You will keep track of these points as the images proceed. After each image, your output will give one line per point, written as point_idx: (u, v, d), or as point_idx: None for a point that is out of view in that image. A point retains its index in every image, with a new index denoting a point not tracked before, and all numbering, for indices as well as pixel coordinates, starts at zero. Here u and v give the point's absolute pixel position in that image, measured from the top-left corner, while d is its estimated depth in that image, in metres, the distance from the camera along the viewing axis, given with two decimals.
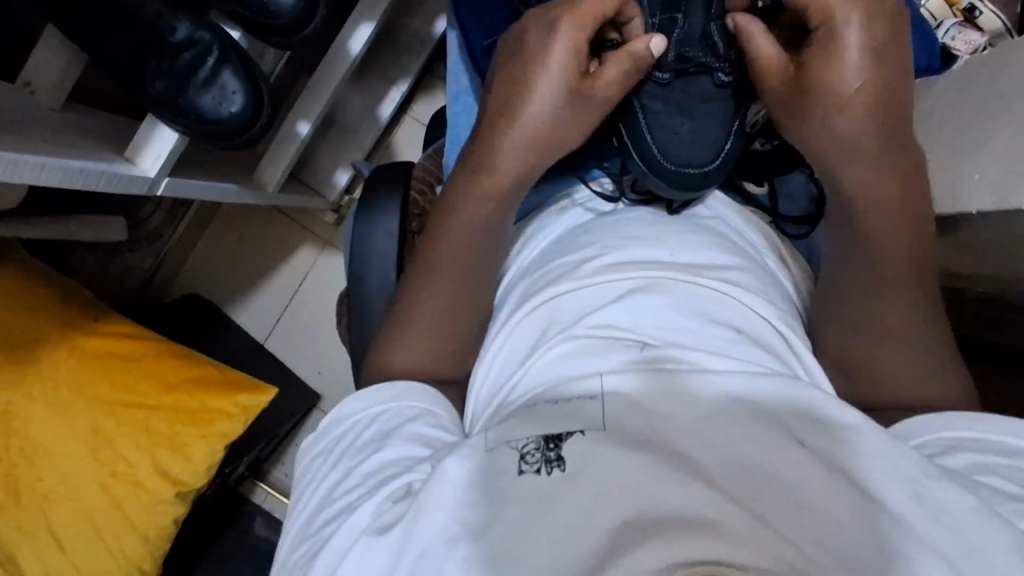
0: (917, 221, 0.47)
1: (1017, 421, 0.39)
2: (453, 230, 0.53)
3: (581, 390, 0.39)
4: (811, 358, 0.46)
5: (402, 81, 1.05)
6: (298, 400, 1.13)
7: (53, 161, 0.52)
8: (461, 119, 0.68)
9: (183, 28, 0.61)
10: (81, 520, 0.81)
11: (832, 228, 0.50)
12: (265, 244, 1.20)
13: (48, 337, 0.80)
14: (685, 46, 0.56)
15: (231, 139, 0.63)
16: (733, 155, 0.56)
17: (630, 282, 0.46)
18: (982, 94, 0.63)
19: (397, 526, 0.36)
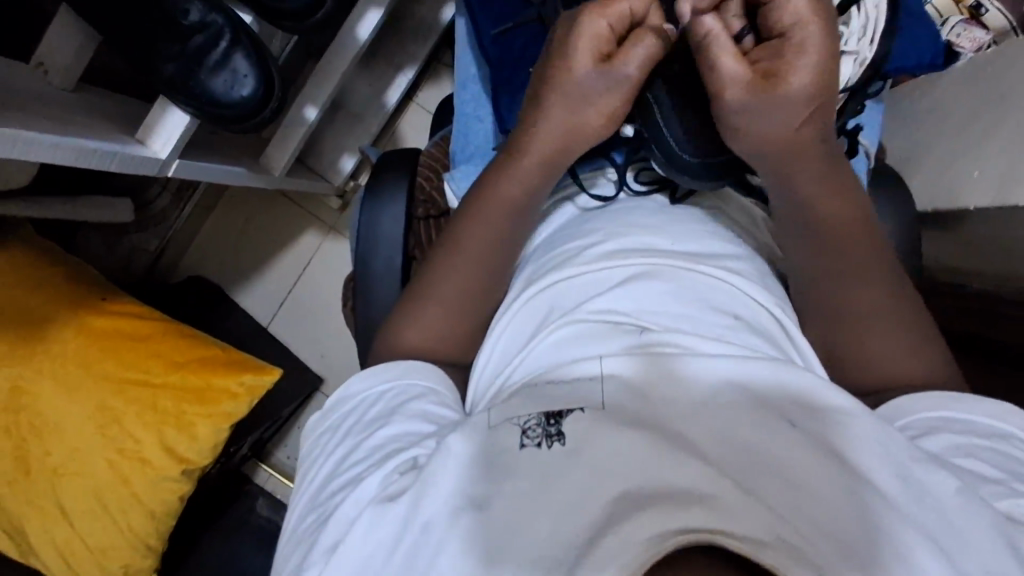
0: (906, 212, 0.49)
1: (994, 407, 0.41)
2: (470, 219, 0.55)
3: (582, 372, 0.41)
4: (806, 344, 0.47)
5: (409, 68, 1.05)
6: (301, 383, 1.14)
7: (68, 141, 0.52)
8: (469, 107, 0.68)
9: (196, 11, 0.62)
10: (88, 495, 0.82)
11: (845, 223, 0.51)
12: (270, 229, 1.20)
13: (57, 316, 0.82)
14: None
15: (245, 120, 0.65)
16: None
17: (631, 270, 0.48)
18: (985, 90, 0.63)
19: (402, 496, 0.37)
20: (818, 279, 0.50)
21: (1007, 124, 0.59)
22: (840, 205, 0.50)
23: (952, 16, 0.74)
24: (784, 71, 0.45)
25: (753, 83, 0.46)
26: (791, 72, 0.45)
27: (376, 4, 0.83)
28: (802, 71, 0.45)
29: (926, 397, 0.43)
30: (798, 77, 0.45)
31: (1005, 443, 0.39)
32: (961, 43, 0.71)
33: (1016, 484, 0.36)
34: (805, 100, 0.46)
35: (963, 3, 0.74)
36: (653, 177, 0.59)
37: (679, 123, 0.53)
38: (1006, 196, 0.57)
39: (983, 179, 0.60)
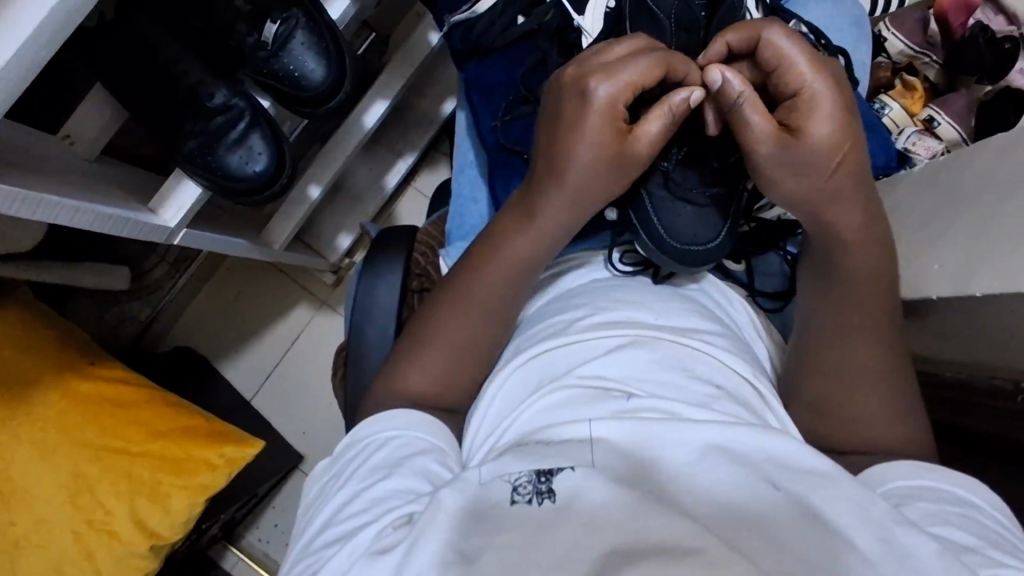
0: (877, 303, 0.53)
1: (961, 476, 0.45)
2: (444, 303, 0.57)
3: (571, 435, 0.42)
4: (778, 414, 0.50)
5: (409, 154, 1.12)
6: (282, 459, 1.13)
7: (87, 206, 0.55)
8: (465, 190, 0.73)
9: (220, 95, 0.67)
10: (48, 570, 0.78)
11: (811, 311, 0.55)
12: (262, 301, 1.22)
13: (43, 378, 0.81)
14: (687, 137, 0.60)
15: (256, 194, 0.69)
16: (732, 234, 0.61)
17: (620, 338, 0.51)
18: (936, 192, 0.69)
19: (395, 551, 0.38)
20: (804, 364, 0.54)
21: (958, 221, 0.65)
22: (826, 294, 0.55)
23: (907, 127, 0.82)
24: (797, 157, 0.51)
25: (770, 139, 0.51)
26: (796, 153, 0.51)
27: (383, 96, 0.91)
28: (823, 121, 0.50)
29: (902, 464, 0.46)
30: (788, 175, 0.52)
31: (974, 509, 0.42)
32: (918, 151, 0.80)
33: (992, 552, 0.38)
34: (833, 146, 0.51)
35: (917, 117, 0.83)
36: (637, 259, 0.64)
37: (666, 215, 0.60)
38: (963, 287, 0.62)
39: (943, 272, 0.65)
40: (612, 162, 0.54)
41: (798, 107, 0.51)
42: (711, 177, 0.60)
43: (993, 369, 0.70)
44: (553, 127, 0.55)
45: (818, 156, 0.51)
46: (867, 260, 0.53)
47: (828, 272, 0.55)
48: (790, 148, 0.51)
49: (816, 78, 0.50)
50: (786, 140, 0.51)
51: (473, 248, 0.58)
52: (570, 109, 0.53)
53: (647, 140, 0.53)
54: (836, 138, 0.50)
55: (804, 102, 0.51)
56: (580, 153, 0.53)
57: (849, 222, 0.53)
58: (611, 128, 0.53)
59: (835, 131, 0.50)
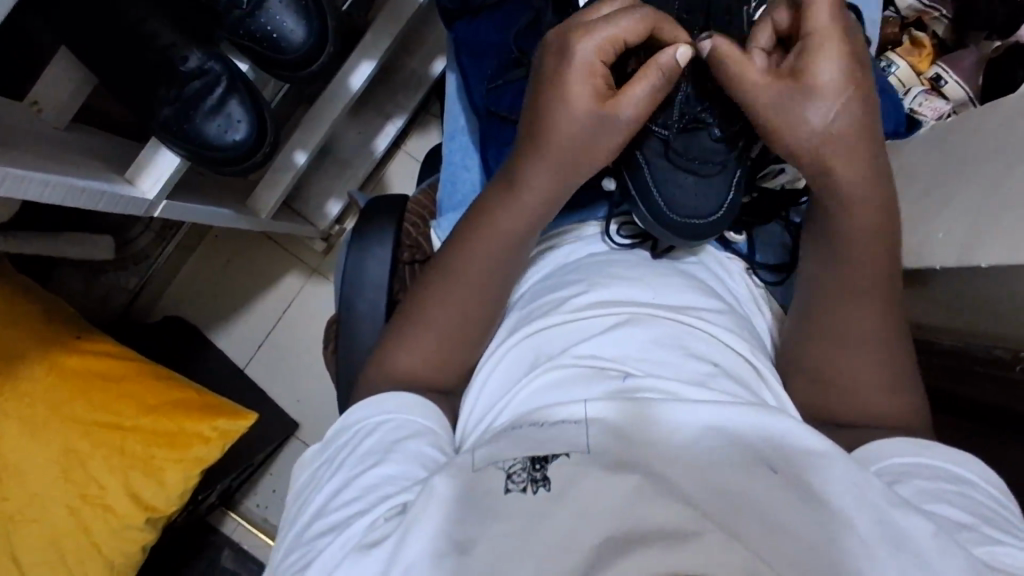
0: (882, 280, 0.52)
1: (958, 452, 0.44)
2: (436, 282, 0.55)
3: (565, 415, 0.41)
4: (776, 393, 0.50)
5: (398, 117, 1.08)
6: (276, 427, 1.12)
7: (57, 180, 0.52)
8: (457, 157, 0.70)
9: (194, 58, 0.64)
10: (45, 544, 0.78)
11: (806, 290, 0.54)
12: (252, 269, 1.20)
13: (28, 353, 0.79)
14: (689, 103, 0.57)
15: (234, 164, 0.66)
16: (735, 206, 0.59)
17: (613, 317, 0.50)
18: (944, 156, 0.67)
19: (385, 544, 0.37)
20: (804, 340, 0.53)
21: (965, 188, 0.63)
22: (826, 271, 0.53)
23: (914, 86, 0.80)
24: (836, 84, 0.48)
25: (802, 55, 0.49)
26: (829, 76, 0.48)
27: (369, 57, 0.86)
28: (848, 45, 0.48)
29: (891, 441, 0.46)
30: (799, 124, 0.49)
31: (968, 485, 0.42)
32: (923, 111, 0.77)
33: (988, 530, 0.38)
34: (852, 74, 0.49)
35: (924, 75, 0.80)
36: (634, 232, 0.62)
37: (666, 187, 0.57)
38: (967, 256, 0.60)
39: (946, 241, 0.63)
40: (594, 130, 0.51)
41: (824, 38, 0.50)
42: (712, 147, 0.57)
43: (991, 339, 0.70)
44: (537, 88, 0.53)
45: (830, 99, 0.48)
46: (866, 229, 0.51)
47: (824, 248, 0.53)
48: (804, 96, 0.49)
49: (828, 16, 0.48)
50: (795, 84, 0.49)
51: (465, 228, 0.56)
52: (552, 66, 0.51)
53: (631, 100, 0.50)
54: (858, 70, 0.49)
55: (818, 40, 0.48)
56: (559, 116, 0.51)
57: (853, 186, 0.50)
58: (592, 87, 0.50)
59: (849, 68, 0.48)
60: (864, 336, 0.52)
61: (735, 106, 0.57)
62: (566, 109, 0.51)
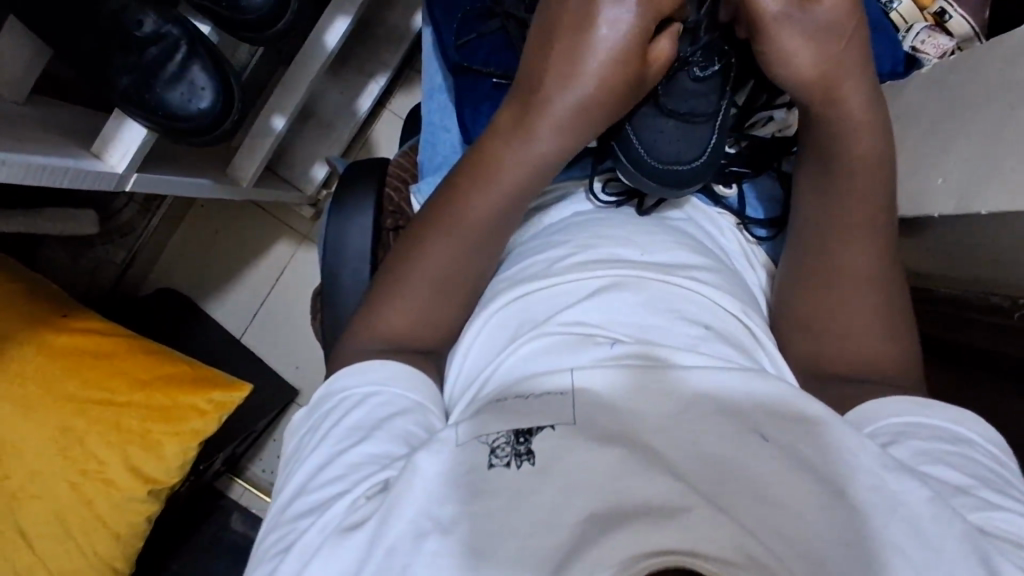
0: (873, 232, 0.52)
1: (956, 411, 0.44)
2: (423, 244, 0.53)
3: (552, 385, 0.41)
4: (767, 352, 0.49)
5: (380, 75, 1.04)
6: (276, 395, 1.13)
7: (14, 158, 0.50)
8: (436, 117, 0.68)
9: (150, 21, 0.60)
10: (50, 519, 0.80)
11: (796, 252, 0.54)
12: (240, 238, 1.18)
13: (15, 335, 0.79)
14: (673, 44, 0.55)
15: (204, 134, 0.63)
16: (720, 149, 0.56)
17: (602, 281, 0.48)
18: (945, 99, 0.64)
19: (366, 525, 0.37)
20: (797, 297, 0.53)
21: (967, 131, 0.60)
22: (812, 225, 0.53)
23: (916, 23, 0.75)
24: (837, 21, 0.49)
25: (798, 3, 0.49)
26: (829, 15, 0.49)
27: (344, 12, 0.82)
28: None
29: (889, 401, 0.45)
30: (804, 45, 0.50)
31: (966, 446, 0.41)
32: (926, 49, 0.73)
33: (984, 493, 0.38)
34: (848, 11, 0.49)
35: (929, 10, 0.74)
36: (620, 190, 0.60)
37: (646, 132, 0.55)
38: (969, 204, 0.58)
39: (946, 188, 0.61)
40: (630, 91, 0.51)
41: None
42: (694, 89, 0.55)
43: (991, 286, 0.68)
44: (574, 39, 0.50)
45: (833, 26, 0.49)
46: (856, 184, 0.52)
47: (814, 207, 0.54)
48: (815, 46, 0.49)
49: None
50: (805, 5, 0.49)
51: (449, 190, 0.54)
52: (603, 21, 0.50)
53: (658, 63, 0.52)
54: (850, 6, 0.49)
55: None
56: (603, 70, 0.50)
57: (853, 118, 0.51)
58: (633, 46, 0.50)
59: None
60: (858, 290, 0.51)
61: (714, 48, 0.55)
62: (605, 65, 0.50)
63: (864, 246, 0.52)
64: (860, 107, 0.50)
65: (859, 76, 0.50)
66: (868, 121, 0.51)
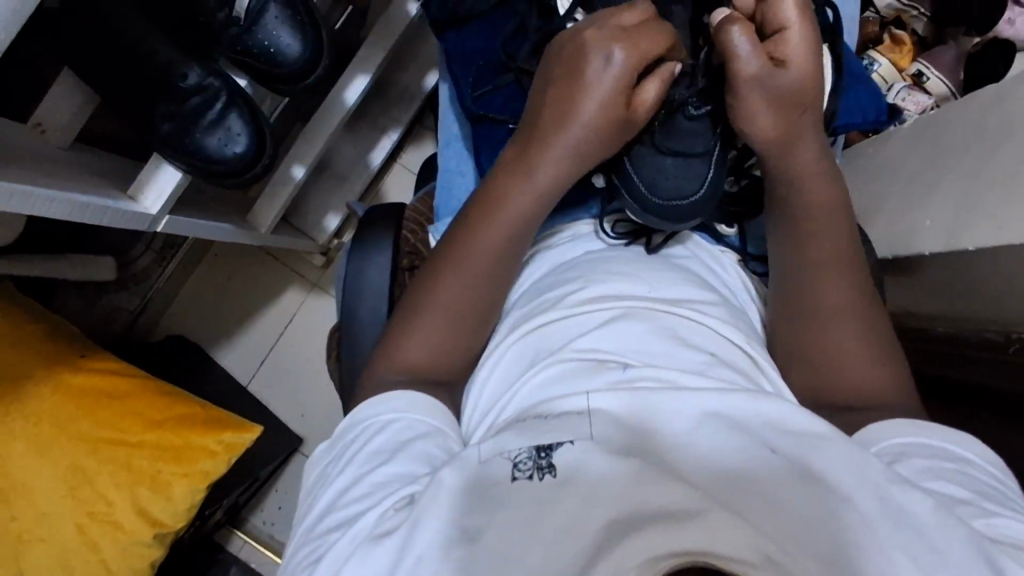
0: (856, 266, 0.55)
1: (955, 432, 0.45)
2: (441, 275, 0.56)
3: (569, 407, 0.42)
4: (772, 376, 0.51)
5: (393, 130, 1.10)
6: (282, 442, 1.12)
7: (62, 195, 0.54)
8: (452, 163, 0.72)
9: (194, 74, 0.65)
10: (53, 563, 0.78)
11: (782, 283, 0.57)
12: (252, 286, 1.21)
13: (34, 374, 0.80)
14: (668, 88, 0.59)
15: (238, 176, 0.68)
16: (717, 183, 0.60)
17: (611, 311, 0.51)
18: (927, 146, 0.69)
19: (395, 535, 0.38)
20: (797, 324, 0.55)
21: (950, 175, 0.64)
22: (798, 257, 0.56)
23: (896, 82, 0.81)
24: (798, 89, 0.55)
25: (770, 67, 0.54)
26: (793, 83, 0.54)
27: (364, 70, 0.88)
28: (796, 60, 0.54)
29: (890, 423, 0.47)
30: (766, 105, 0.55)
31: (967, 464, 0.42)
32: (907, 106, 0.79)
33: (987, 504, 0.39)
34: (808, 81, 0.55)
35: (906, 72, 0.82)
36: (629, 228, 0.63)
37: (647, 170, 0.59)
38: (956, 241, 0.61)
39: (934, 227, 0.64)
40: (621, 125, 0.56)
41: (778, 44, 0.55)
42: (690, 127, 0.58)
43: (984, 323, 0.71)
44: (566, 84, 0.56)
45: (795, 89, 0.55)
46: (831, 221, 0.56)
47: (799, 242, 0.56)
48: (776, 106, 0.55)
49: (797, 14, 0.54)
50: (775, 71, 0.54)
51: (462, 225, 0.57)
52: (591, 68, 0.55)
53: (644, 105, 0.56)
54: (812, 78, 0.55)
55: (787, 35, 0.55)
56: (592, 107, 0.55)
57: (805, 168, 0.56)
58: (619, 93, 0.55)
59: (811, 64, 0.55)
60: (854, 319, 0.54)
61: (709, 91, 0.59)
62: (597, 103, 0.55)
63: (855, 279, 0.55)
64: (809, 159, 0.56)
65: (809, 134, 0.56)
66: (817, 172, 0.56)
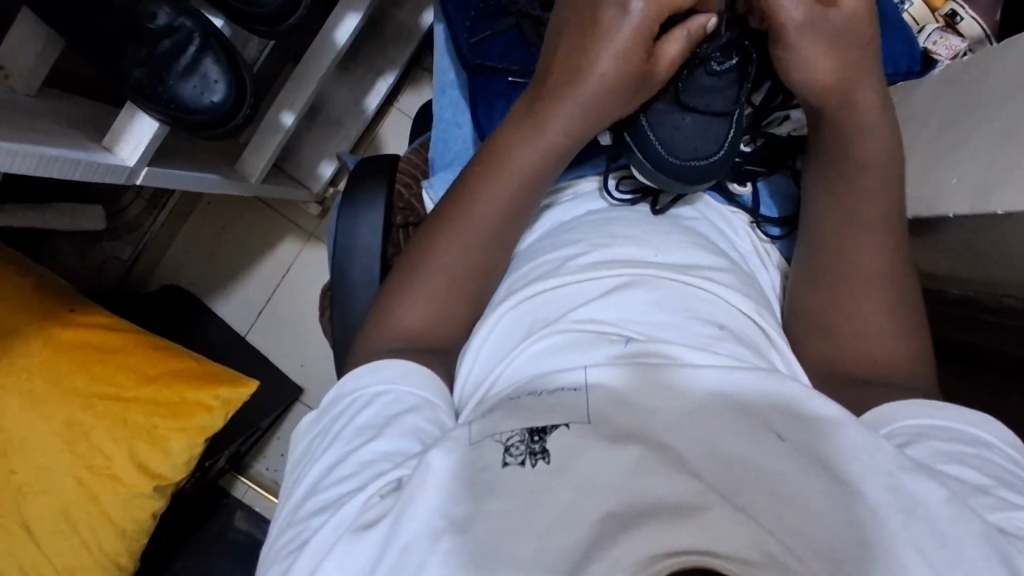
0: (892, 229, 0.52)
1: (976, 414, 0.43)
2: (437, 240, 0.53)
3: (565, 382, 0.40)
4: (781, 352, 0.48)
5: (388, 73, 1.04)
6: (281, 393, 1.12)
7: (28, 149, 0.50)
8: (448, 113, 0.67)
9: (163, 14, 0.60)
10: (54, 514, 0.79)
11: (809, 255, 0.54)
12: (247, 236, 1.18)
13: (23, 329, 0.79)
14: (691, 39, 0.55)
15: (214, 128, 0.63)
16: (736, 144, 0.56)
17: (615, 279, 0.48)
18: (960, 98, 0.63)
19: (380, 525, 0.36)
20: (822, 302, 0.52)
21: (984, 131, 0.59)
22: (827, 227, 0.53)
23: (928, 24, 0.74)
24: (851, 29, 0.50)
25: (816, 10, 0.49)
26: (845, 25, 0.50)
27: (354, 8, 0.81)
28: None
29: (905, 403, 0.44)
30: (822, 47, 0.50)
31: (985, 449, 0.41)
32: (938, 50, 0.72)
33: (1004, 493, 0.37)
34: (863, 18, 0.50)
35: (939, 12, 0.73)
36: (635, 186, 0.60)
37: (664, 129, 0.55)
38: (984, 203, 0.57)
39: (961, 187, 0.60)
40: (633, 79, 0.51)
41: None
42: (711, 84, 0.55)
43: (1004, 288, 0.67)
44: (579, 36, 0.51)
45: (851, 28, 0.50)
46: (872, 181, 0.52)
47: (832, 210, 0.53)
48: (831, 52, 0.50)
49: None
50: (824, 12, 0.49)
51: (461, 185, 0.54)
52: (608, 20, 0.50)
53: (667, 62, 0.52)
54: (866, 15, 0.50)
55: None
56: (602, 60, 0.50)
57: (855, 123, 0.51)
58: (638, 43, 0.50)
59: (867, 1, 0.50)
60: (875, 288, 0.51)
61: (734, 45, 0.55)
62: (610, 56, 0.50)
63: (882, 245, 0.51)
64: (873, 109, 0.51)
65: (870, 78, 0.51)
66: (880, 123, 0.51)
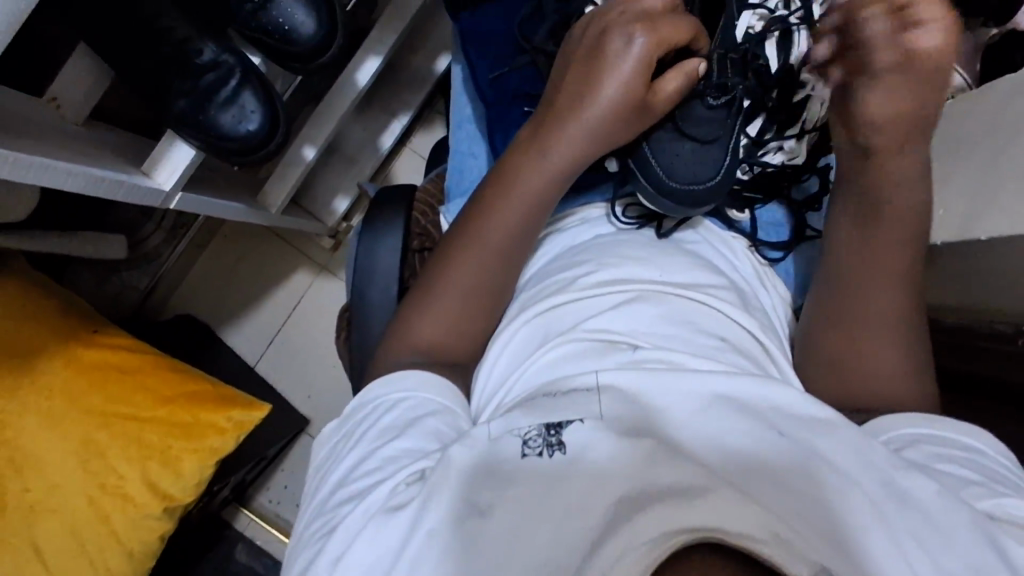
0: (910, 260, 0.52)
1: (968, 424, 0.45)
2: (455, 257, 0.56)
3: (578, 384, 0.43)
4: (779, 366, 0.51)
5: (403, 114, 1.10)
6: (288, 422, 1.14)
7: (80, 169, 0.54)
8: (464, 146, 0.72)
9: (208, 51, 0.66)
10: (64, 534, 0.80)
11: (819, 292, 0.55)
12: (260, 267, 1.22)
13: (47, 348, 0.81)
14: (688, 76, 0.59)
15: (249, 152, 0.68)
16: (732, 171, 0.60)
17: (623, 295, 0.51)
18: (942, 135, 0.68)
19: (407, 509, 0.38)
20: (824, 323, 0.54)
21: (966, 165, 0.63)
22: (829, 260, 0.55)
23: None
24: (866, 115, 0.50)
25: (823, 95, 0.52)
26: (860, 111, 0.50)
27: (376, 52, 0.88)
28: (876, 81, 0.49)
29: (901, 415, 0.46)
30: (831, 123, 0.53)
31: (976, 453, 0.43)
32: None
33: (996, 486, 0.39)
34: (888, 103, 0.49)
35: None
36: (640, 213, 0.64)
37: (665, 156, 0.59)
38: (967, 230, 0.61)
39: (947, 217, 0.64)
40: (638, 109, 0.56)
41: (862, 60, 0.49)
42: (707, 116, 0.59)
43: (993, 315, 0.70)
44: (587, 68, 0.56)
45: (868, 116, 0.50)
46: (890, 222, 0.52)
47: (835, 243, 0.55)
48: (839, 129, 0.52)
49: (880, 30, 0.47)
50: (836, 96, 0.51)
51: (477, 208, 0.57)
52: (612, 52, 0.55)
53: (667, 94, 0.56)
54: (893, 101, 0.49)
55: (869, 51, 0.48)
56: (609, 92, 0.55)
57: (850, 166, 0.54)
58: (641, 73, 0.55)
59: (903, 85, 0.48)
60: None
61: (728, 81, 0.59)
62: (614, 87, 0.55)
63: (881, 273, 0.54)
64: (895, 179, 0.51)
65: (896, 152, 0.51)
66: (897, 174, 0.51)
